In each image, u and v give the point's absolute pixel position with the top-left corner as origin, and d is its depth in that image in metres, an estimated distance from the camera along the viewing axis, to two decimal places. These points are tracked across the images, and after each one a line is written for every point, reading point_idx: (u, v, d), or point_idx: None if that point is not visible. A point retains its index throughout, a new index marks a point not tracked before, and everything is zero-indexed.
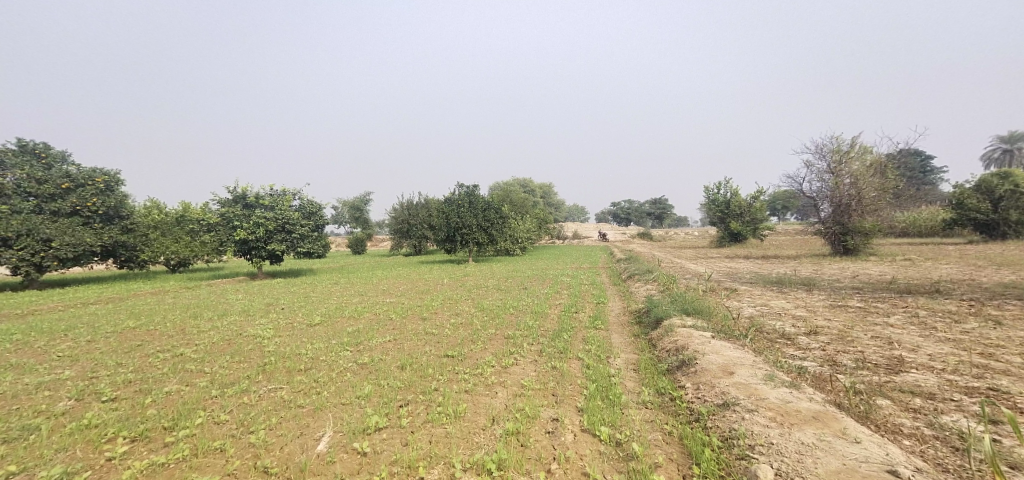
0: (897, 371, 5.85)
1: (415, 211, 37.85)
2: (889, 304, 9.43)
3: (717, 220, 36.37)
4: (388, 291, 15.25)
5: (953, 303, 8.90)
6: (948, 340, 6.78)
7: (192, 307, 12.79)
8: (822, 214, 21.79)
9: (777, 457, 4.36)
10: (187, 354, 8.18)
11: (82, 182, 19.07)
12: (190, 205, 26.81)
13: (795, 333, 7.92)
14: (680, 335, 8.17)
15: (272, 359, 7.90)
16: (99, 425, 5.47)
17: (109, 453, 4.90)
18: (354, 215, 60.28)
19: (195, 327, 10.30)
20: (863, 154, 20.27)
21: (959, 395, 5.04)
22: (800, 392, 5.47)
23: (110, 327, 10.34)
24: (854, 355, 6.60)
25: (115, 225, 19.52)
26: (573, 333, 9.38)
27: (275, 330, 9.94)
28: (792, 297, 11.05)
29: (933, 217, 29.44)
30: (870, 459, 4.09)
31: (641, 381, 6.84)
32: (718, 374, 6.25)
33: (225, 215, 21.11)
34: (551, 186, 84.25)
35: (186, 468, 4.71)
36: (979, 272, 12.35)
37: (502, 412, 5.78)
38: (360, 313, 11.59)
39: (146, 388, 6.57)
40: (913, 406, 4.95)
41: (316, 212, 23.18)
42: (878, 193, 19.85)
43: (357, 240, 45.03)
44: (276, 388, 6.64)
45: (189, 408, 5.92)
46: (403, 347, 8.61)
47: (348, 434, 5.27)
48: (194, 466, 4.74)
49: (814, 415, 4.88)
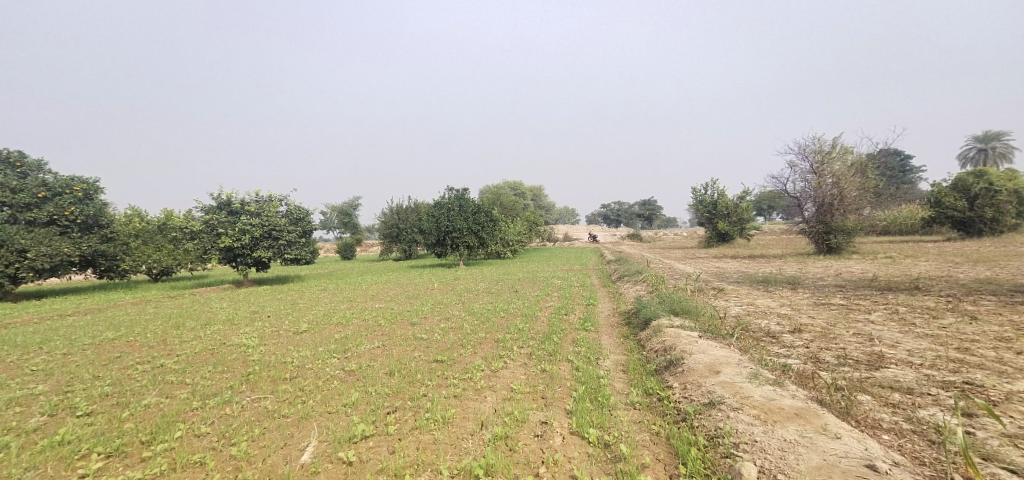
0: (878, 366, 5.95)
1: (404, 215, 37.67)
2: (872, 301, 9.61)
3: (705, 220, 36.76)
4: (377, 297, 15.14)
5: (932, 299, 9.11)
6: (927, 336, 6.92)
7: (175, 317, 12.58)
8: (805, 214, 22.13)
9: (760, 455, 4.42)
10: (168, 365, 8.05)
11: (59, 191, 18.75)
12: (173, 212, 26.44)
13: (780, 331, 8.03)
14: (667, 336, 8.23)
15: (257, 368, 7.80)
16: (73, 441, 5.36)
17: (83, 470, 4.81)
18: (342, 220, 59.72)
19: (177, 337, 10.13)
20: (844, 154, 20.63)
21: (936, 389, 5.14)
22: (783, 390, 5.55)
23: (89, 339, 10.14)
24: (837, 351, 6.70)
25: (94, 234, 19.18)
26: (563, 335, 9.40)
27: (261, 339, 9.82)
28: (777, 296, 11.19)
29: (913, 215, 30.05)
30: (849, 454, 4.16)
31: (630, 382, 6.87)
32: (704, 374, 6.32)
33: (208, 223, 20.81)
34: (541, 188, 84.52)
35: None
36: (957, 268, 12.62)
37: (491, 416, 5.77)
38: (348, 320, 11.48)
39: (124, 402, 6.45)
40: (892, 400, 5.05)
41: (303, 218, 22.95)
42: (859, 192, 20.21)
43: (346, 245, 44.74)
44: (261, 398, 6.57)
45: (167, 421, 5.82)
46: (391, 353, 8.55)
47: (333, 444, 5.23)
48: None
49: (797, 412, 4.95)
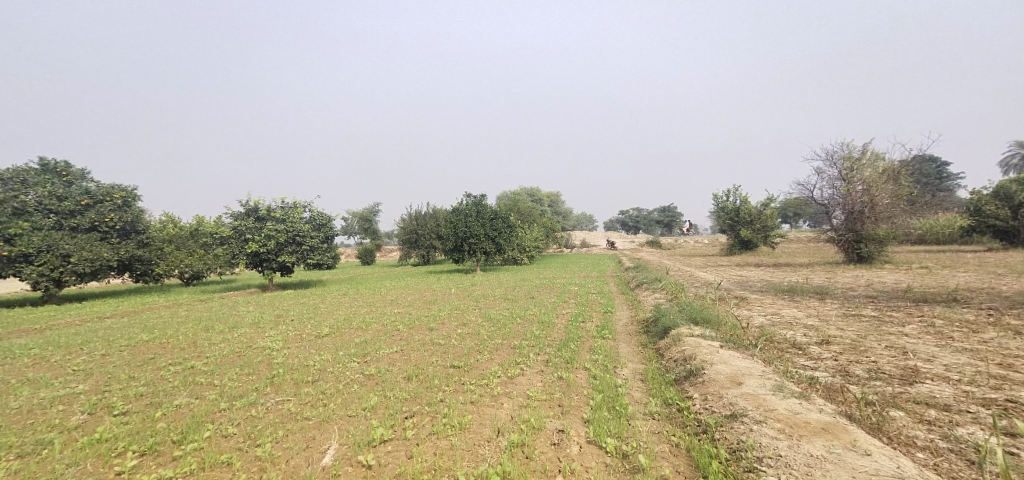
0: (911, 381, 5.68)
1: (424, 221, 38.05)
2: (905, 312, 9.21)
3: (727, 228, 35.88)
4: (397, 302, 15.30)
5: (970, 312, 8.67)
6: (965, 350, 6.58)
7: (204, 320, 12.96)
8: (834, 222, 21.44)
9: (785, 470, 4.26)
10: (198, 367, 8.28)
11: (100, 198, 19.60)
12: (203, 219, 27.32)
13: (806, 343, 7.77)
14: (688, 345, 8.06)
15: (280, 371, 7.95)
16: (110, 439, 5.56)
17: (118, 467, 4.96)
18: (363, 226, 60.73)
19: (205, 339, 10.43)
20: (875, 161, 19.95)
21: (976, 406, 4.88)
22: (809, 403, 5.35)
23: (123, 341, 10.49)
24: (867, 365, 6.43)
25: (131, 240, 19.99)
26: (580, 343, 9.30)
27: (285, 342, 10.01)
28: (804, 306, 10.84)
29: (949, 224, 28.85)
30: (880, 472, 3.97)
31: (648, 391, 6.73)
32: (726, 384, 6.14)
33: (237, 228, 21.43)
34: (561, 195, 84.45)
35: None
36: (999, 280, 12.02)
37: (508, 423, 5.73)
38: (367, 324, 11.63)
39: (156, 402, 6.66)
40: (927, 417, 4.80)
41: (326, 224, 23.47)
42: (891, 200, 19.50)
43: (366, 250, 45.41)
44: (284, 400, 6.68)
45: (197, 421, 5.98)
46: (409, 358, 8.60)
47: (353, 447, 5.27)
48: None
49: (824, 427, 4.76)
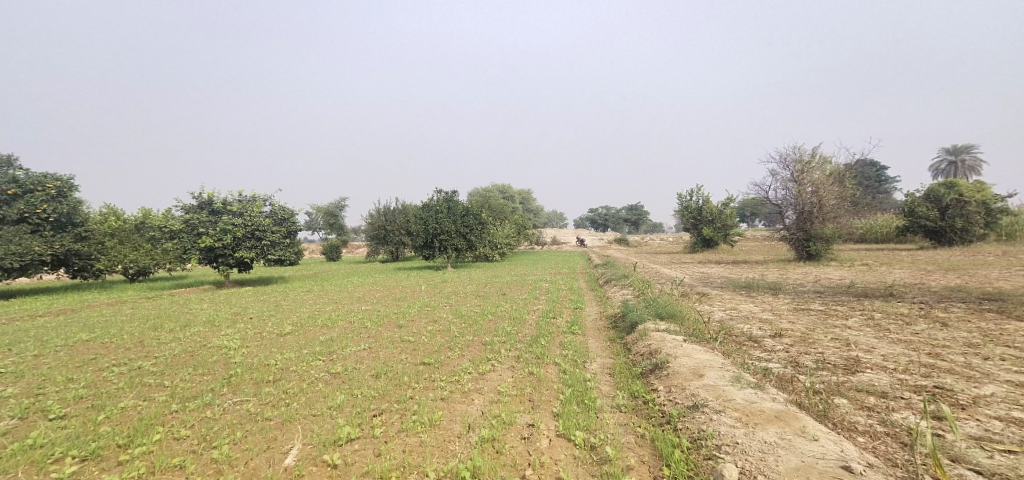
0: (854, 370, 6.16)
1: (392, 216, 37.44)
2: (848, 306, 9.91)
3: (690, 226, 37.11)
4: (364, 299, 15.07)
5: (905, 306, 9.44)
6: (899, 341, 7.17)
7: (153, 318, 12.34)
8: (786, 222, 22.63)
9: (741, 456, 4.53)
10: (146, 367, 7.91)
11: (30, 188, 18.22)
12: (150, 211, 25.92)
13: (761, 336, 8.24)
14: (653, 340, 8.37)
15: (239, 370, 7.71)
16: (45, 444, 5.25)
17: (56, 474, 4.69)
18: (328, 221, 59.15)
19: (154, 338, 9.95)
20: (823, 164, 21.13)
21: (909, 393, 5.35)
22: (763, 393, 5.72)
23: (61, 340, 9.87)
24: (815, 356, 6.91)
25: (67, 233, 18.69)
26: (550, 338, 9.48)
27: (243, 341, 9.69)
28: (759, 301, 11.47)
29: (887, 224, 31.07)
30: (826, 456, 4.30)
31: (616, 385, 6.98)
32: (688, 377, 6.46)
33: (188, 221, 20.47)
34: (530, 193, 84.95)
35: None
36: (928, 276, 13.12)
37: (478, 419, 5.81)
38: (333, 322, 11.42)
39: (99, 404, 6.33)
40: (867, 404, 5.23)
41: (288, 219, 22.74)
42: (837, 201, 20.78)
43: (331, 246, 44.18)
44: (242, 400, 6.49)
45: (146, 424, 5.73)
46: (378, 355, 8.53)
47: (318, 447, 5.21)
48: None
49: (777, 415, 5.11)
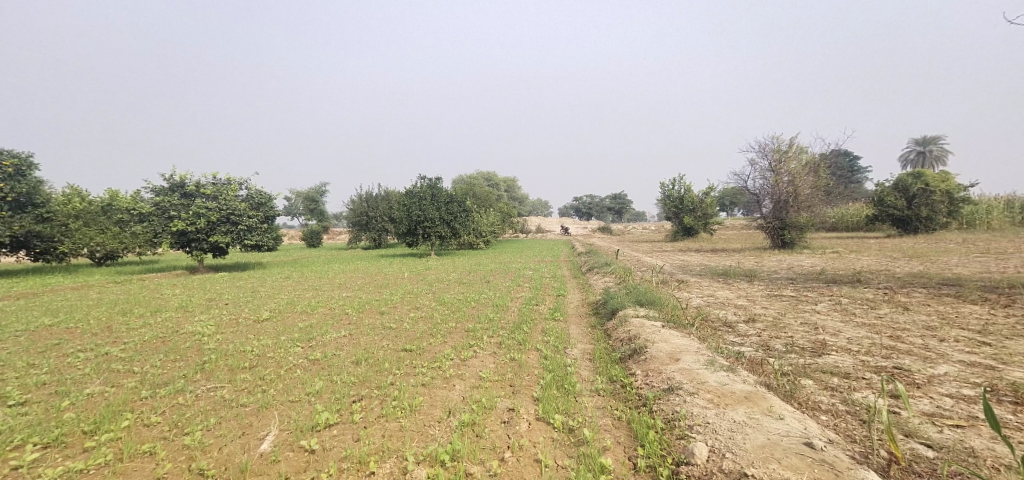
0: (820, 353, 6.41)
1: (375, 203, 37.09)
2: (818, 292, 10.28)
3: (671, 214, 37.64)
4: (345, 285, 14.95)
5: (871, 291, 9.84)
6: (864, 325, 7.48)
7: (122, 303, 12.04)
8: (763, 210, 23.12)
9: (711, 435, 4.70)
10: (113, 354, 7.76)
11: None
12: (118, 193, 25.17)
13: (735, 321, 8.50)
14: (632, 326, 8.54)
15: (213, 356, 7.63)
16: (5, 431, 5.14)
17: (16, 461, 4.61)
18: (308, 207, 58.11)
19: (123, 324, 9.74)
20: (800, 153, 21.46)
21: (870, 373, 5.61)
22: (735, 375, 5.92)
23: (22, 325, 9.57)
24: (785, 339, 7.16)
25: (28, 214, 17.98)
26: (533, 325, 9.62)
27: (218, 327, 9.57)
28: (735, 288, 11.78)
29: (858, 213, 32.05)
30: (790, 434, 4.49)
31: (594, 370, 7.12)
32: (666, 361, 6.63)
33: (159, 204, 19.90)
34: (515, 180, 84.92)
35: (109, 473, 4.51)
36: (895, 263, 13.65)
37: (458, 404, 5.89)
38: (313, 308, 11.32)
39: (63, 391, 6.20)
40: (831, 384, 5.46)
41: (265, 203, 22.29)
42: (811, 190, 21.26)
43: (312, 232, 43.62)
44: (216, 387, 6.44)
45: (113, 410, 5.66)
46: (358, 342, 8.53)
47: (295, 433, 5.22)
48: (118, 471, 4.54)
49: (746, 396, 5.31)
